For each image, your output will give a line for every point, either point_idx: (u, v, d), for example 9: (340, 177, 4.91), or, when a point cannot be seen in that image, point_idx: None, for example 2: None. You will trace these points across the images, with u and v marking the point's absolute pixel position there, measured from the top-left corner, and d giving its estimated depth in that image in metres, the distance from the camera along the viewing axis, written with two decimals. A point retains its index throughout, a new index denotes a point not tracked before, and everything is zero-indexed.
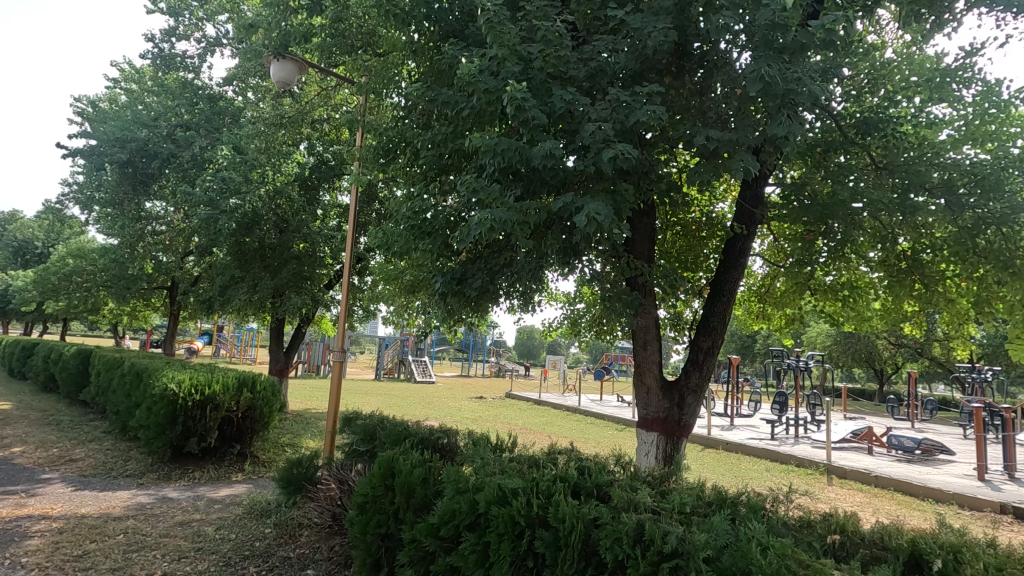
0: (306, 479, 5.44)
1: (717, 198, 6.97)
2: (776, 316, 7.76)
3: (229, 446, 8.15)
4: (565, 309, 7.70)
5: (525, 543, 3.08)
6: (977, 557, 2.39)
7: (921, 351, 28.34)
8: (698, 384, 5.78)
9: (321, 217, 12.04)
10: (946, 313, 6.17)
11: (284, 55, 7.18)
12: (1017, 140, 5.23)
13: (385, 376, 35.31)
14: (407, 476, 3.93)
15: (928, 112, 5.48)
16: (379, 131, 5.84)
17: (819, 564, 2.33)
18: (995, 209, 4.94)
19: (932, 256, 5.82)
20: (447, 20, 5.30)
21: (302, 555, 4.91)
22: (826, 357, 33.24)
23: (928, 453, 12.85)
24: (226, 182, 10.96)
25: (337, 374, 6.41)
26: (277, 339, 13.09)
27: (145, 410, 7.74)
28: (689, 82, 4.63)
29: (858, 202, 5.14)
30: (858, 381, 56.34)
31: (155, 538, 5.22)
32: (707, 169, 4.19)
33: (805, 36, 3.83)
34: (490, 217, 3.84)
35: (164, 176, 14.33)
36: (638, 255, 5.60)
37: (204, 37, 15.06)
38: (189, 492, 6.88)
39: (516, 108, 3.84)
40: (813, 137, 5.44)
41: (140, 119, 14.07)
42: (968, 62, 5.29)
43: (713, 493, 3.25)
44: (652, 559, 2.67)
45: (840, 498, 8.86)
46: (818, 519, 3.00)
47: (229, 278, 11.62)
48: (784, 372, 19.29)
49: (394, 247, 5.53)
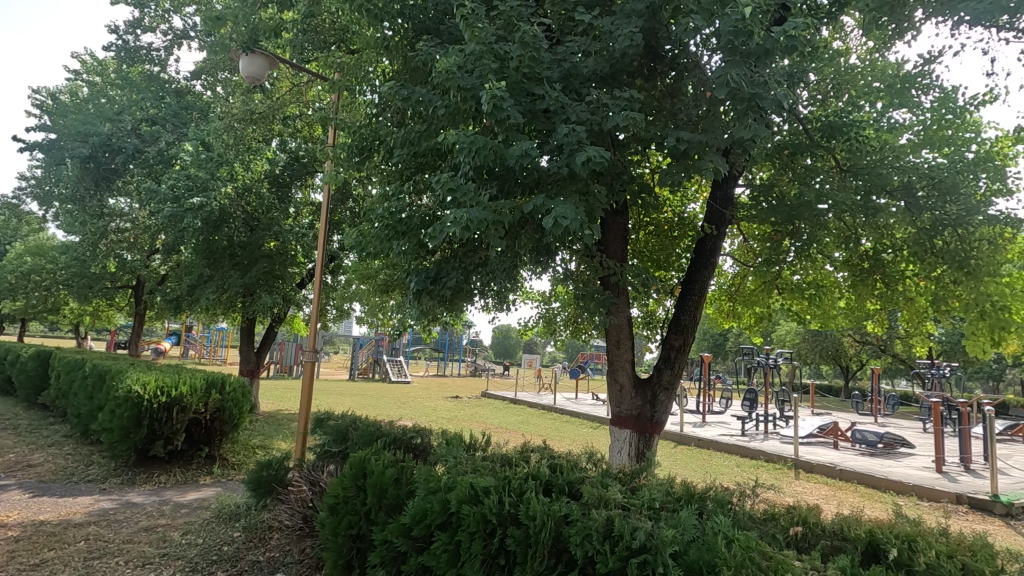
0: (277, 481, 5.31)
1: (689, 199, 7.09)
2: (746, 315, 7.94)
3: (197, 448, 7.96)
4: (540, 308, 7.77)
5: (496, 542, 3.09)
6: (930, 545, 2.49)
7: (883, 348, 29.19)
8: (671, 382, 5.86)
9: (293, 216, 11.83)
10: (905, 312, 6.38)
11: (254, 50, 6.95)
12: (971, 145, 5.47)
13: (360, 376, 34.85)
14: (379, 476, 3.90)
15: (889, 117, 5.67)
16: (353, 129, 5.76)
17: (781, 556, 2.39)
18: (951, 211, 5.16)
19: (894, 256, 6.01)
20: (421, 16, 5.25)
21: (272, 558, 4.84)
22: (795, 354, 34.12)
23: (890, 447, 13.26)
24: (193, 179, 10.60)
25: (310, 373, 6.31)
26: (248, 339, 12.85)
27: (108, 413, 7.49)
28: (661, 84, 4.69)
29: (823, 204, 5.30)
30: (824, 378, 57.81)
31: (117, 545, 5.07)
32: (677, 169, 4.23)
33: (770, 42, 3.93)
34: (464, 216, 3.85)
35: (128, 172, 13.89)
36: (611, 254, 5.67)
37: (171, 30, 14.67)
38: (155, 497, 6.70)
39: (490, 108, 3.82)
40: (781, 139, 5.55)
41: (104, 113, 13.66)
42: (926, 69, 5.49)
43: (682, 488, 3.30)
44: (621, 554, 2.71)
45: (806, 492, 9.08)
46: (781, 511, 3.07)
47: (196, 278, 11.35)
48: (754, 369, 19.70)
49: (369, 246, 5.47)
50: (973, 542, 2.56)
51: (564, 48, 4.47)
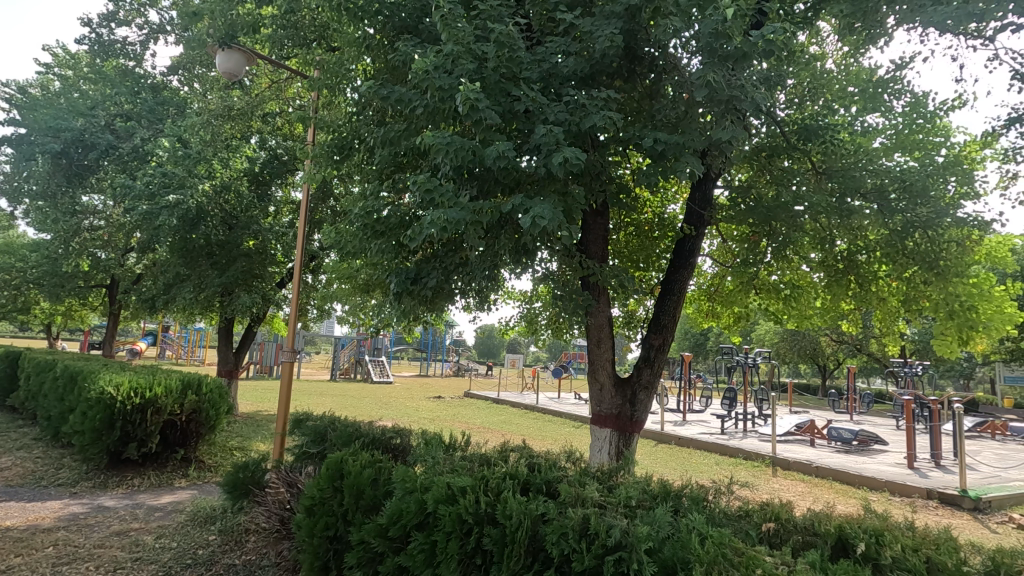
0: (253, 482, 5.25)
1: (668, 199, 7.15)
2: (725, 315, 8.03)
3: (172, 451, 7.82)
4: (522, 308, 7.78)
5: (472, 541, 3.08)
6: (896, 539, 2.55)
7: (860, 347, 29.77)
8: (650, 381, 5.91)
9: (273, 214, 11.69)
10: (878, 312, 6.53)
11: (230, 45, 6.87)
12: (940, 149, 5.64)
13: (341, 376, 34.51)
14: (356, 477, 3.87)
15: (863, 121, 5.80)
16: (332, 127, 5.71)
17: (752, 551, 2.43)
18: (922, 213, 5.29)
19: (868, 257, 6.12)
20: (401, 15, 5.21)
21: (249, 560, 4.78)
22: (774, 353, 34.68)
23: (864, 444, 13.55)
24: (169, 175, 10.39)
25: (288, 373, 6.22)
26: (225, 339, 12.65)
27: (79, 414, 7.31)
28: (640, 85, 4.74)
29: (799, 206, 5.39)
30: (803, 377, 58.63)
31: (87, 550, 4.95)
32: (655, 171, 4.26)
33: (748, 45, 3.96)
34: (443, 216, 3.84)
35: (102, 168, 13.57)
36: (591, 254, 5.69)
37: (147, 24, 14.38)
38: (128, 500, 6.56)
39: (467, 108, 3.82)
40: (758, 142, 5.63)
41: (76, 108, 13.36)
42: (898, 75, 5.63)
43: (659, 486, 3.34)
44: (596, 552, 2.73)
45: (782, 488, 9.23)
46: (755, 508, 3.11)
47: (173, 277, 11.14)
48: (733, 368, 19.94)
49: (348, 246, 5.43)
50: (938, 536, 2.62)
51: (544, 48, 4.48)
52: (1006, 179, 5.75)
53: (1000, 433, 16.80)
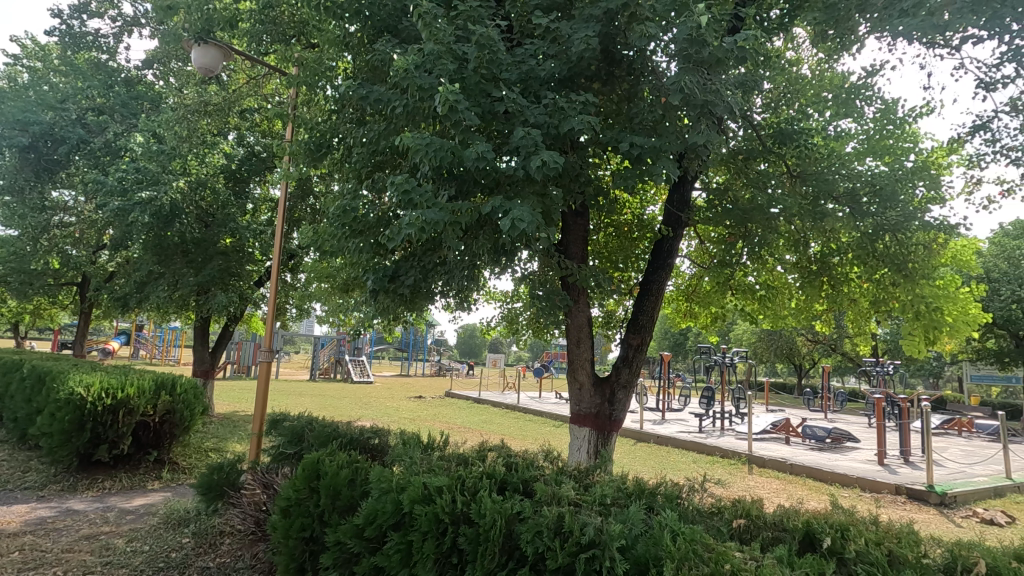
0: (228, 484, 5.18)
1: (648, 201, 7.22)
2: (702, 315, 8.14)
3: (145, 452, 7.66)
4: (503, 308, 7.81)
5: (448, 541, 3.09)
6: (860, 533, 2.63)
7: (834, 347, 30.41)
8: (628, 380, 5.96)
9: (251, 212, 11.52)
10: (850, 312, 6.70)
11: (207, 41, 6.66)
12: (909, 155, 5.81)
13: (321, 376, 34.10)
14: (333, 477, 3.85)
15: (836, 126, 5.96)
16: (311, 125, 5.65)
17: (722, 547, 2.48)
18: (891, 217, 5.43)
19: (840, 260, 6.28)
20: (381, 15, 5.19)
21: (223, 563, 4.71)
22: (752, 353, 35.22)
23: (838, 442, 13.85)
24: (142, 172, 10.14)
25: (265, 373, 6.14)
26: (201, 338, 12.44)
27: (47, 416, 7.12)
28: (618, 88, 4.80)
29: (774, 208, 5.49)
30: (780, 376, 59.56)
31: (55, 554, 4.84)
32: (632, 174, 4.31)
33: (722, 52, 4.03)
34: (420, 217, 3.85)
35: (72, 163, 13.22)
36: (571, 255, 5.73)
37: (120, 16, 14.05)
38: (99, 503, 6.43)
39: (446, 109, 3.83)
40: (735, 146, 5.73)
41: (46, 101, 13.01)
42: (870, 81, 5.79)
43: (634, 484, 3.38)
44: (570, 550, 2.76)
45: (757, 486, 9.39)
46: (727, 505, 3.17)
47: (146, 274, 10.90)
48: (711, 367, 20.19)
49: (327, 245, 5.38)
50: (900, 530, 2.71)
51: (523, 49, 4.50)
52: (971, 184, 5.95)
53: (966, 430, 17.35)
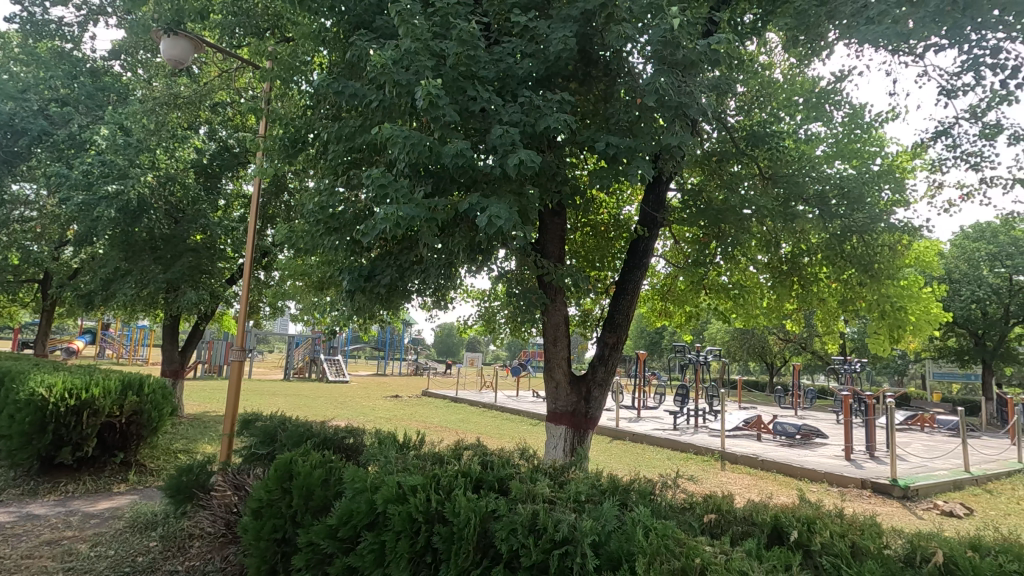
0: (198, 486, 5.07)
1: (625, 201, 7.28)
2: (676, 314, 8.26)
3: (110, 455, 7.45)
4: (480, 307, 7.80)
5: (422, 540, 3.07)
6: (826, 526, 2.71)
7: (805, 346, 31.12)
8: (604, 379, 6.01)
9: (223, 208, 11.27)
10: (819, 311, 6.88)
11: (177, 31, 6.46)
12: (875, 159, 5.99)
13: (295, 376, 33.56)
14: (306, 477, 3.80)
15: (807, 130, 6.10)
16: (285, 120, 5.56)
17: (693, 542, 2.53)
18: (858, 218, 5.57)
19: (810, 260, 6.43)
20: (359, 9, 5.13)
21: (192, 567, 4.60)
22: (726, 352, 35.81)
23: (807, 438, 14.18)
24: (108, 165, 9.80)
25: (237, 372, 6.01)
26: (171, 337, 12.14)
27: (6, 417, 6.85)
28: (595, 89, 4.85)
29: (746, 209, 5.59)
30: (753, 374, 60.66)
31: (14, 561, 4.67)
32: (607, 174, 4.35)
33: (696, 54, 4.10)
34: (396, 213, 3.83)
35: (33, 156, 12.74)
36: (548, 254, 5.75)
37: (86, 4, 13.58)
38: (61, 508, 6.22)
39: (425, 105, 3.81)
40: (710, 147, 5.82)
41: (5, 91, 12.50)
42: (838, 86, 5.94)
43: (608, 480, 3.41)
44: (544, 546, 2.78)
45: (730, 482, 9.57)
46: (699, 500, 3.23)
47: (112, 271, 10.57)
48: (686, 365, 20.48)
49: (301, 242, 5.30)
50: (864, 522, 2.79)
51: (501, 48, 4.50)
52: (933, 188, 6.16)
53: (928, 426, 17.95)
